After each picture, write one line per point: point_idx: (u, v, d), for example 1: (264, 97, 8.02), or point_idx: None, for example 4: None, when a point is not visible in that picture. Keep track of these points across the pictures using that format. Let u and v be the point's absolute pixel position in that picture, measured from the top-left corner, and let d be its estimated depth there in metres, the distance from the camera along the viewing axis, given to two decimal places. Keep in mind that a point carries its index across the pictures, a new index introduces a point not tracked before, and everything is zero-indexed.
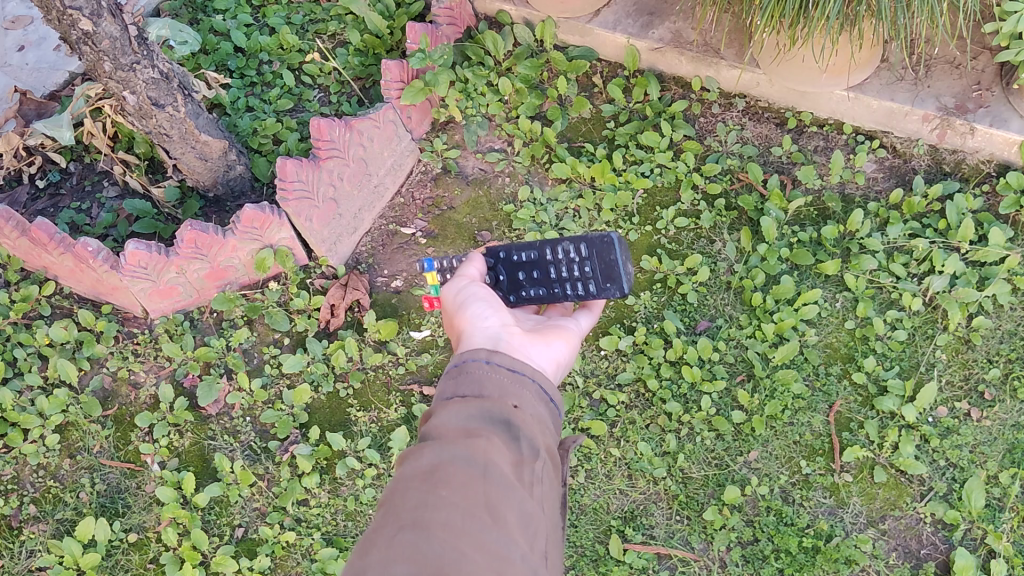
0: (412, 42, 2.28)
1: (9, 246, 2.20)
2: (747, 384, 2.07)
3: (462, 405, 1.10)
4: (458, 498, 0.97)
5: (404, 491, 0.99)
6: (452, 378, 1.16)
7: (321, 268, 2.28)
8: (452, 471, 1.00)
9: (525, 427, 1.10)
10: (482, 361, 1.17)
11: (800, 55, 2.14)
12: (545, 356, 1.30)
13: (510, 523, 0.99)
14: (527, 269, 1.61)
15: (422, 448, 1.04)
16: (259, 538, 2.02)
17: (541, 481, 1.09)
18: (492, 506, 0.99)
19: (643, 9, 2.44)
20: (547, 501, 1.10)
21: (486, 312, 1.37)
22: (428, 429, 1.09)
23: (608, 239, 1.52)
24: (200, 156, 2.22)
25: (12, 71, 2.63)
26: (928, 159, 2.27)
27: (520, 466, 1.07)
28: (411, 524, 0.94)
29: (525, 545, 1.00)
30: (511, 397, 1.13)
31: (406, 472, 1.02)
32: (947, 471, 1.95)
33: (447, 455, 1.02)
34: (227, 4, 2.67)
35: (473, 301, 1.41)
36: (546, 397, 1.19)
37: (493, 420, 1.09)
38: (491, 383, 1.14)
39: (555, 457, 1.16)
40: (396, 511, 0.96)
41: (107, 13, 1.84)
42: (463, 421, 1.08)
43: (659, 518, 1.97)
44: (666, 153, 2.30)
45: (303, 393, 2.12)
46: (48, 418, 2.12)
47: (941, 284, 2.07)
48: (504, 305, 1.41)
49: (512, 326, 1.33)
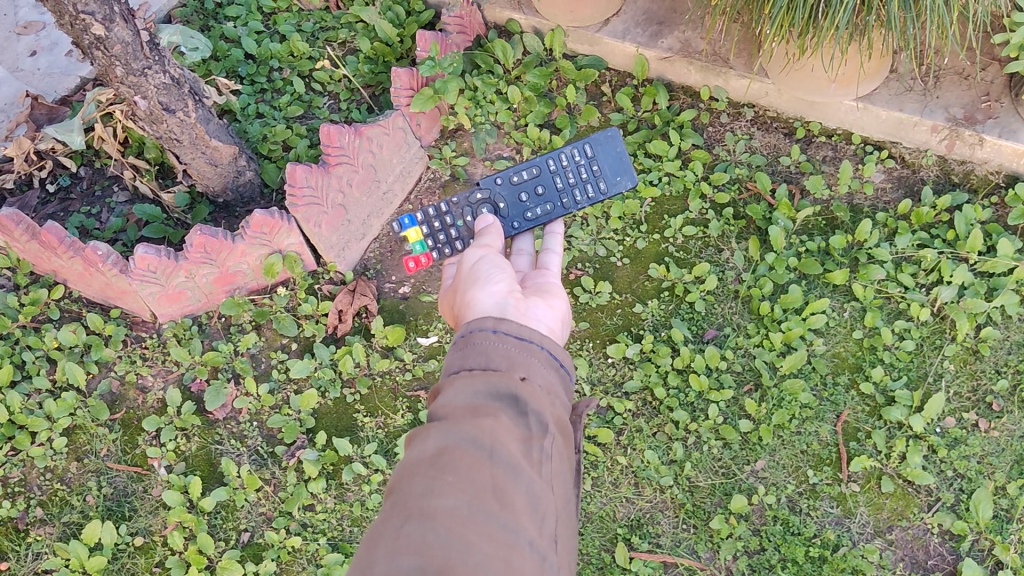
0: (422, 50, 2.31)
1: (19, 250, 2.21)
2: (754, 394, 2.07)
3: (468, 382, 1.11)
4: (465, 482, 0.97)
5: (411, 478, 0.99)
6: (460, 351, 1.18)
7: (330, 273, 2.29)
8: (457, 455, 1.00)
9: (532, 401, 1.10)
10: (489, 331, 1.18)
11: (810, 65, 2.14)
12: (549, 318, 1.32)
13: (519, 506, 0.99)
14: (529, 188, 1.82)
15: (428, 431, 1.05)
16: (265, 543, 2.02)
17: (551, 458, 1.09)
18: (500, 490, 0.98)
19: (653, 19, 2.45)
20: (558, 480, 1.09)
21: (495, 277, 1.39)
22: (435, 409, 1.10)
23: (612, 134, 1.87)
24: (210, 161, 2.23)
25: (24, 76, 2.65)
26: (937, 170, 2.28)
27: (529, 445, 1.06)
28: (417, 513, 0.94)
29: (534, 530, 1.00)
30: (519, 369, 1.14)
31: (412, 456, 1.02)
32: (955, 482, 1.95)
33: (454, 436, 1.02)
34: (239, 11, 2.69)
35: (487, 267, 1.43)
36: (556, 363, 1.19)
37: (499, 396, 1.09)
38: (499, 354, 1.15)
39: (566, 428, 1.16)
40: (402, 500, 0.96)
41: (120, 18, 1.85)
42: (468, 399, 1.08)
43: (666, 526, 1.96)
44: (674, 162, 2.31)
45: (310, 398, 2.12)
46: (55, 421, 2.12)
47: (950, 294, 2.08)
48: (511, 268, 1.44)
49: (517, 291, 1.34)
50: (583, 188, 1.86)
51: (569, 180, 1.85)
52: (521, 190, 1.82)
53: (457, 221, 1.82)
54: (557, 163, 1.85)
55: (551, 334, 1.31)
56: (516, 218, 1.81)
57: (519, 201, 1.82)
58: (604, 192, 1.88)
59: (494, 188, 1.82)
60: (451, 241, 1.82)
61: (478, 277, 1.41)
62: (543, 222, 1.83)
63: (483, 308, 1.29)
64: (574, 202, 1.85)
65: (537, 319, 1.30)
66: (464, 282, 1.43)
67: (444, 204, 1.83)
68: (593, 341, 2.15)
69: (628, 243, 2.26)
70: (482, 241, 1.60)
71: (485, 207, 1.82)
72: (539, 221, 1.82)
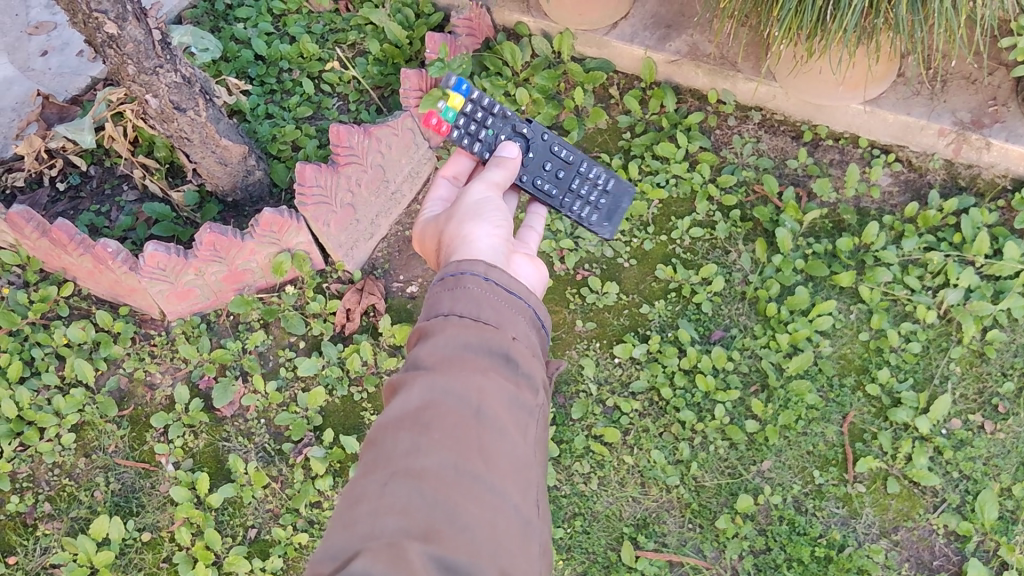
0: (432, 52, 2.33)
1: (29, 246, 2.22)
2: (761, 395, 2.07)
3: (458, 331, 1.10)
4: (451, 442, 0.99)
5: (396, 432, 1.00)
6: (449, 290, 1.16)
7: (338, 272, 2.30)
8: (443, 412, 1.01)
9: (521, 361, 1.12)
10: (480, 277, 1.18)
11: (817, 69, 2.16)
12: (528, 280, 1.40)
13: (503, 467, 1.01)
14: (553, 165, 1.82)
15: (414, 381, 1.05)
16: (272, 539, 2.03)
17: (534, 418, 1.10)
18: (485, 450, 1.00)
19: (661, 22, 2.46)
20: (541, 437, 1.12)
21: (494, 220, 1.44)
22: (418, 354, 1.10)
23: (628, 191, 1.88)
24: (220, 161, 2.24)
25: (36, 76, 2.67)
26: (943, 174, 2.29)
27: (516, 402, 1.08)
28: (402, 472, 0.96)
29: (518, 493, 1.02)
30: (509, 327, 1.14)
31: (396, 407, 1.03)
32: (960, 484, 1.95)
33: (441, 390, 1.03)
34: (249, 13, 2.70)
35: (486, 208, 1.47)
36: (538, 324, 1.21)
37: (490, 353, 1.09)
38: (489, 307, 1.14)
39: (546, 385, 1.18)
40: (387, 455, 0.98)
41: (133, 17, 1.87)
42: (455, 350, 1.08)
43: (671, 526, 1.96)
44: (681, 164, 2.32)
45: (318, 397, 2.14)
46: (64, 417, 2.13)
47: (956, 297, 2.08)
48: (510, 214, 1.49)
49: (510, 243, 1.41)
50: (584, 204, 1.84)
51: (581, 192, 1.84)
52: (548, 160, 1.82)
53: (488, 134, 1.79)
54: (586, 169, 1.84)
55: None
56: (526, 176, 1.80)
57: (540, 167, 1.81)
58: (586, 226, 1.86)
59: (534, 141, 1.81)
60: (475, 139, 1.78)
61: (477, 217, 1.45)
62: (538, 195, 1.81)
63: (481, 252, 1.34)
64: (566, 209, 1.83)
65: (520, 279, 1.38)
66: (462, 216, 1.46)
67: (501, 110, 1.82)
68: (600, 341, 2.16)
69: (634, 244, 2.27)
70: (489, 175, 1.64)
71: (517, 142, 1.80)
72: (536, 191, 1.80)
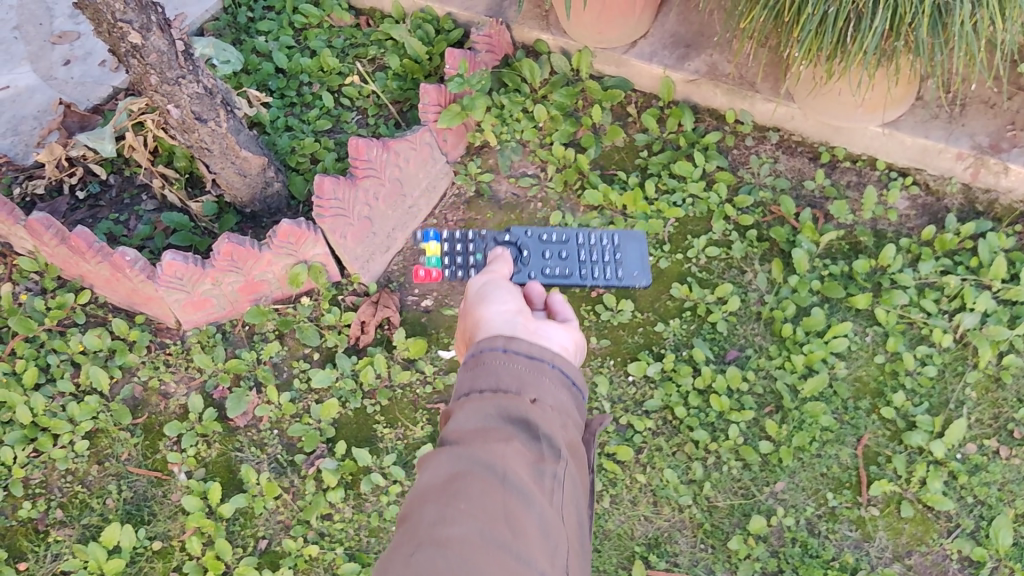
0: (451, 68, 2.36)
1: (48, 254, 2.24)
2: (776, 416, 2.06)
3: (479, 404, 1.13)
4: (478, 509, 1.00)
5: (424, 505, 1.02)
6: (471, 372, 1.20)
7: (353, 285, 2.31)
8: (470, 481, 1.03)
9: (544, 425, 1.12)
10: (499, 350, 1.20)
11: (836, 89, 2.18)
12: (561, 338, 1.35)
13: (531, 532, 1.01)
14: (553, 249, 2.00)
15: (439, 455, 1.08)
16: (283, 551, 2.01)
17: (563, 484, 1.10)
18: (511, 516, 1.01)
19: (680, 42, 2.48)
20: (568, 502, 1.11)
21: (502, 300, 1.44)
22: (445, 434, 1.13)
23: (639, 237, 2.14)
24: (239, 172, 2.24)
25: (58, 85, 2.69)
26: (961, 198, 2.29)
27: (540, 468, 1.08)
28: (429, 541, 0.97)
29: (547, 560, 1.01)
30: (530, 391, 1.16)
31: (425, 482, 1.06)
32: (975, 509, 1.93)
33: (465, 463, 1.06)
34: (271, 26, 2.72)
35: (494, 292, 1.49)
36: (568, 380, 1.21)
37: (511, 419, 1.12)
38: (509, 375, 1.17)
39: (577, 449, 1.18)
40: (414, 527, 1.00)
41: (157, 28, 1.89)
42: (478, 422, 1.11)
43: (684, 546, 1.94)
44: (698, 183, 2.34)
45: (331, 408, 2.14)
46: (78, 424, 2.14)
47: (972, 321, 2.08)
48: (520, 295, 1.48)
49: (527, 313, 1.40)
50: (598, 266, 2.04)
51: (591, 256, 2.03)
52: (546, 248, 2.00)
53: (477, 251, 1.99)
54: (586, 239, 2.05)
55: (564, 353, 1.33)
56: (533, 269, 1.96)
57: (542, 259, 1.98)
58: (619, 279, 2.06)
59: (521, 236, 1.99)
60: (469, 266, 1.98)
61: (488, 301, 1.45)
62: (556, 281, 1.98)
63: (495, 325, 1.33)
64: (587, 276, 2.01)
65: (549, 338, 1.33)
66: (473, 306, 1.47)
67: (473, 234, 2.00)
68: (614, 359, 2.16)
69: (650, 262, 2.28)
70: (487, 270, 1.71)
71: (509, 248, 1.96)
72: (554, 279, 1.98)
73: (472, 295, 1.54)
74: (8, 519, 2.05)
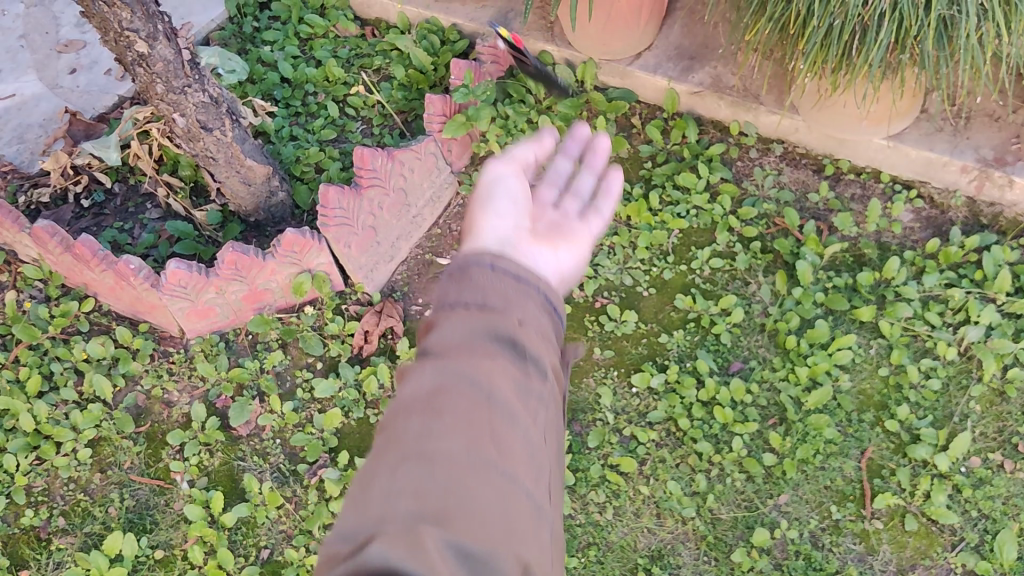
0: (456, 78, 2.37)
1: (52, 262, 2.25)
2: (779, 428, 2.06)
3: (465, 318, 1.00)
4: (464, 434, 0.89)
5: (405, 421, 0.92)
6: (454, 280, 1.04)
7: (357, 294, 2.31)
8: (456, 396, 0.93)
9: (531, 345, 1.00)
10: (487, 265, 1.04)
11: (841, 102, 2.19)
12: (550, 267, 1.25)
13: (517, 454, 0.92)
14: None
15: (422, 368, 0.97)
16: (285, 560, 1.99)
17: (548, 405, 1.01)
18: (498, 437, 0.92)
19: (684, 54, 2.51)
20: (551, 420, 1.02)
21: (503, 210, 1.31)
22: (426, 344, 1.01)
23: None
24: (244, 181, 2.25)
25: (64, 93, 2.69)
26: (966, 211, 2.30)
27: (526, 389, 0.98)
28: (414, 456, 0.88)
29: (530, 482, 0.93)
30: (515, 310, 1.01)
31: (407, 393, 0.95)
32: (979, 522, 1.91)
33: (451, 375, 0.95)
34: (276, 36, 2.73)
35: (497, 195, 1.34)
36: (552, 305, 1.06)
37: (498, 338, 0.99)
38: (496, 291, 1.02)
39: (558, 372, 1.07)
40: (395, 441, 0.90)
41: (163, 37, 1.90)
42: (465, 337, 0.99)
43: (687, 558, 1.92)
44: (702, 195, 2.35)
45: (333, 418, 2.12)
46: (81, 432, 2.14)
47: (977, 334, 2.08)
48: (527, 203, 1.36)
49: (524, 232, 1.28)
50: None
51: None
52: None
53: None
54: None
55: (557, 281, 1.25)
56: None
57: None
58: None
59: None
60: None
61: (489, 205, 1.32)
62: None
63: (488, 241, 1.20)
64: None
65: (541, 264, 1.24)
66: (476, 202, 1.34)
67: None
68: (617, 370, 2.16)
69: (654, 273, 2.29)
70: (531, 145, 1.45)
71: None
72: None
73: (481, 183, 1.38)
74: (10, 527, 2.04)
